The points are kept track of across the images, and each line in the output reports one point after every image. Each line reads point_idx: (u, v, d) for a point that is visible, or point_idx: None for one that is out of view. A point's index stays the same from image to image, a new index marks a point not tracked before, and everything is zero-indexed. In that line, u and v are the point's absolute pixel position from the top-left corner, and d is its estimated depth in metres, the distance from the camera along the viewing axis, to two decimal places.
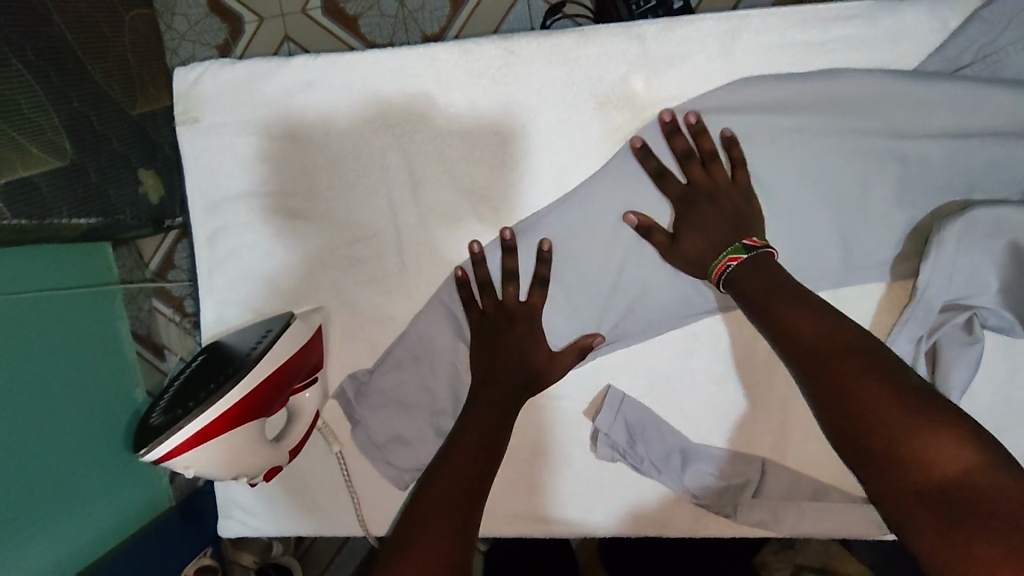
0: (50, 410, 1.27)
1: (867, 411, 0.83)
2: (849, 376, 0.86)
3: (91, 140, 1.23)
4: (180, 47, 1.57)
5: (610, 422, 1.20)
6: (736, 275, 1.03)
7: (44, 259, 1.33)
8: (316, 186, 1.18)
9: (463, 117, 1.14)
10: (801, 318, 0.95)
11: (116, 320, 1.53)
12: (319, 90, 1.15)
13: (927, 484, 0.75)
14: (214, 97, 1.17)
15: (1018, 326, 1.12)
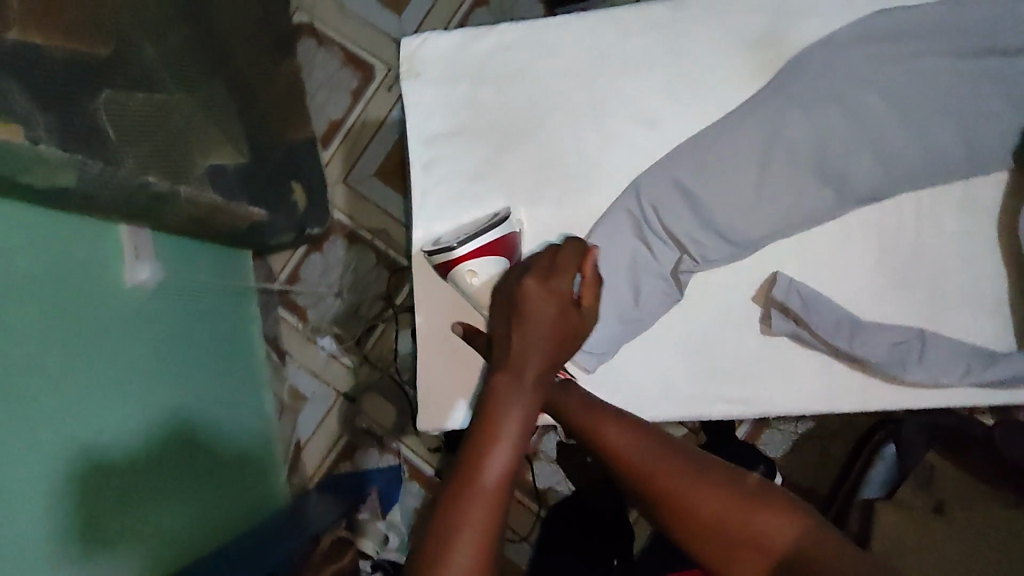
0: (201, 385, 1.40)
1: (725, 504, 0.76)
2: (662, 466, 0.80)
3: (263, 148, 1.46)
4: (319, 94, 1.83)
5: (786, 291, 1.09)
6: (565, 396, 0.96)
7: (207, 257, 1.52)
8: (512, 124, 1.15)
9: (641, 57, 1.13)
10: (616, 432, 0.87)
11: (254, 323, 1.68)
12: (518, 52, 1.16)
13: (764, 553, 0.73)
14: (435, 57, 1.17)
15: None
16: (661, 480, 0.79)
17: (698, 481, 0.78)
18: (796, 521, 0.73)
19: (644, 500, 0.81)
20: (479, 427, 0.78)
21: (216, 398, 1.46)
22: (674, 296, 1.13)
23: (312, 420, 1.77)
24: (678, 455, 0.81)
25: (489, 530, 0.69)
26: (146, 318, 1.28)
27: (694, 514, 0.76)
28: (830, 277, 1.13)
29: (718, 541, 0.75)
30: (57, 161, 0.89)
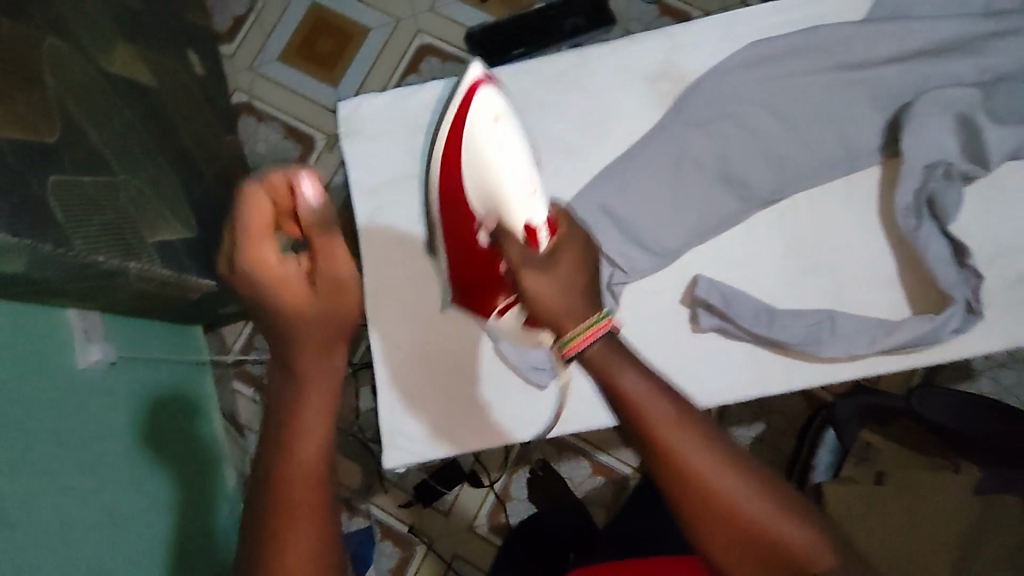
0: (162, 463, 1.38)
1: (746, 504, 0.78)
2: (685, 442, 0.79)
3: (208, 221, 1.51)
4: (262, 167, 1.90)
5: (708, 289, 1.20)
6: (601, 348, 0.84)
7: (162, 334, 1.54)
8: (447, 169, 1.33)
9: (555, 100, 1.32)
10: (633, 378, 0.82)
11: (210, 396, 1.67)
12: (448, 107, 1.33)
13: (764, 554, 0.78)
14: (369, 115, 1.38)
15: (986, 164, 1.21)
16: (681, 460, 0.79)
17: (722, 473, 0.79)
18: (803, 527, 0.78)
19: (653, 468, 0.81)
20: (275, 408, 0.80)
21: (179, 474, 1.44)
22: (617, 298, 1.24)
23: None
24: (704, 435, 0.80)
25: (326, 501, 0.76)
26: (104, 396, 1.27)
27: (706, 501, 0.79)
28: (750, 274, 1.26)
29: (725, 534, 0.79)
30: (6, 246, 0.91)
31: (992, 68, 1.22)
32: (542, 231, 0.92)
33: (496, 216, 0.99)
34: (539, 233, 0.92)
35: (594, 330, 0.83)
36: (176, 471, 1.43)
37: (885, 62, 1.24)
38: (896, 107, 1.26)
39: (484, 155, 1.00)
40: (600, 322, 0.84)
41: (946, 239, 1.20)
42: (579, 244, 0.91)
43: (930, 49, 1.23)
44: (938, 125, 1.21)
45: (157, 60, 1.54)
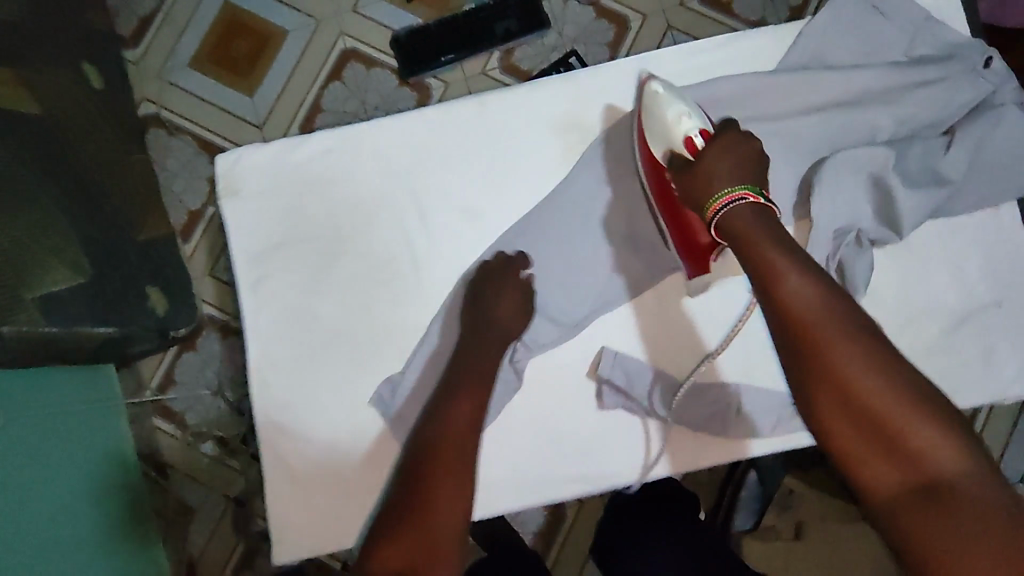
0: (68, 518, 1.28)
1: (885, 400, 0.94)
2: (845, 349, 0.99)
3: (111, 254, 1.39)
4: (174, 188, 1.75)
5: (611, 367, 1.27)
6: (740, 211, 1.13)
7: (73, 369, 1.42)
8: (308, 219, 1.29)
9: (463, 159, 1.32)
10: (798, 286, 1.06)
11: (124, 434, 1.58)
12: (350, 169, 1.30)
13: (904, 455, 0.91)
14: (260, 169, 1.30)
15: (900, 233, 1.26)
16: (838, 355, 0.99)
17: (867, 378, 0.96)
18: (954, 446, 0.90)
19: (803, 364, 1.01)
20: (468, 335, 1.23)
21: (89, 525, 1.35)
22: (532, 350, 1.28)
23: (201, 527, 1.66)
24: (871, 352, 0.98)
25: (481, 389, 1.16)
26: (12, 454, 1.17)
27: (846, 396, 0.96)
28: (654, 337, 1.31)
29: (880, 433, 0.93)
30: None
31: (913, 120, 1.27)
32: (696, 136, 1.19)
33: (667, 150, 1.22)
34: (694, 140, 1.19)
35: (730, 198, 1.14)
36: (84, 525, 1.33)
37: (797, 115, 1.28)
38: (811, 166, 1.29)
39: (665, 123, 1.22)
40: (739, 192, 1.13)
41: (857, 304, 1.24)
42: (737, 138, 1.19)
43: (866, 96, 1.29)
44: (858, 188, 1.26)
45: (48, 82, 1.38)
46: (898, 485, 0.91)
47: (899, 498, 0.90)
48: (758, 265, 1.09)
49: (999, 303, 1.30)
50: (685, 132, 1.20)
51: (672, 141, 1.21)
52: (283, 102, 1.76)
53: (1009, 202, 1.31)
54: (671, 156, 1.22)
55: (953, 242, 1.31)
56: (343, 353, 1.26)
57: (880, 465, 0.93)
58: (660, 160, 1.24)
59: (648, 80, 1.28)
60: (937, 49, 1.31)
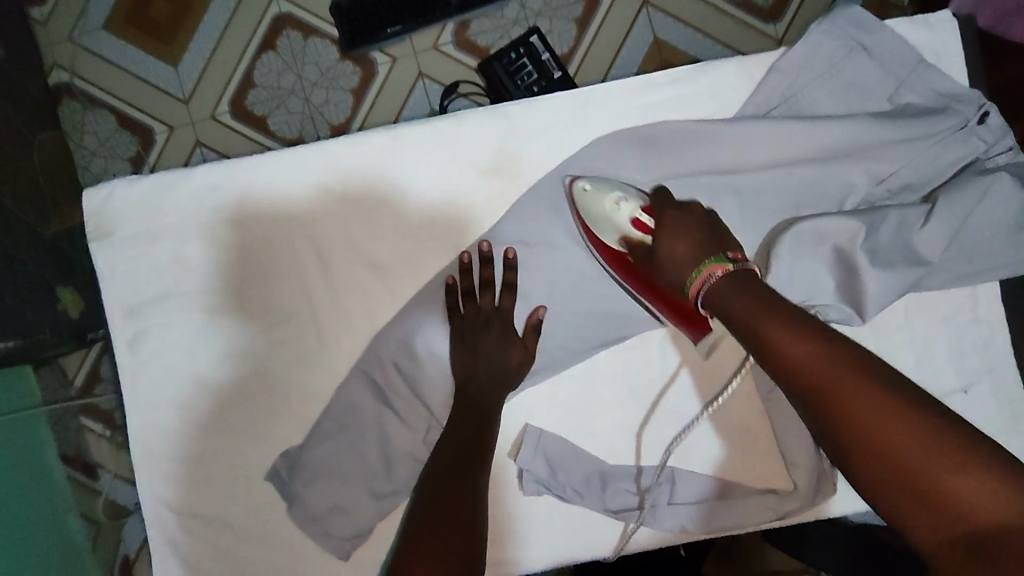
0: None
1: (888, 436, 0.50)
2: (832, 385, 0.54)
3: (19, 233, 0.89)
4: (94, 164, 1.08)
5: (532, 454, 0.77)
6: (722, 288, 0.63)
7: (28, 385, 1.02)
8: (227, 282, 0.79)
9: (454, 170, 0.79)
10: (799, 340, 0.57)
11: (42, 449, 1.03)
12: (268, 182, 0.78)
13: (948, 518, 0.46)
14: (132, 215, 0.78)
15: (864, 316, 0.73)
16: (839, 402, 0.53)
17: (884, 414, 0.51)
18: (995, 480, 0.46)
19: (807, 413, 0.56)
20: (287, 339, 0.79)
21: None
22: None
23: (140, 535, 1.13)
24: (852, 363, 0.55)
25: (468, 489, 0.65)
26: None
27: (868, 448, 0.51)
28: (613, 435, 0.79)
29: (896, 483, 0.49)
30: None
31: (889, 179, 0.75)
32: (643, 217, 0.72)
33: (621, 238, 0.73)
34: (642, 222, 0.72)
35: (706, 276, 0.65)
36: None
37: (763, 168, 0.75)
38: (770, 229, 0.76)
39: (602, 208, 0.73)
40: (705, 271, 0.65)
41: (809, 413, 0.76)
42: (685, 212, 0.70)
43: (868, 140, 0.74)
44: (812, 261, 0.73)
45: None
46: (944, 542, 0.46)
47: (955, 554, 0.45)
48: (749, 330, 0.60)
49: (966, 389, 0.77)
50: (628, 218, 0.72)
51: (620, 228, 0.72)
52: (212, 81, 1.08)
53: (991, 283, 0.77)
54: (631, 249, 0.73)
55: (915, 324, 0.77)
56: (219, 468, 0.79)
57: (922, 524, 0.47)
58: (621, 252, 0.74)
59: (568, 183, 0.76)
60: (926, 100, 0.75)
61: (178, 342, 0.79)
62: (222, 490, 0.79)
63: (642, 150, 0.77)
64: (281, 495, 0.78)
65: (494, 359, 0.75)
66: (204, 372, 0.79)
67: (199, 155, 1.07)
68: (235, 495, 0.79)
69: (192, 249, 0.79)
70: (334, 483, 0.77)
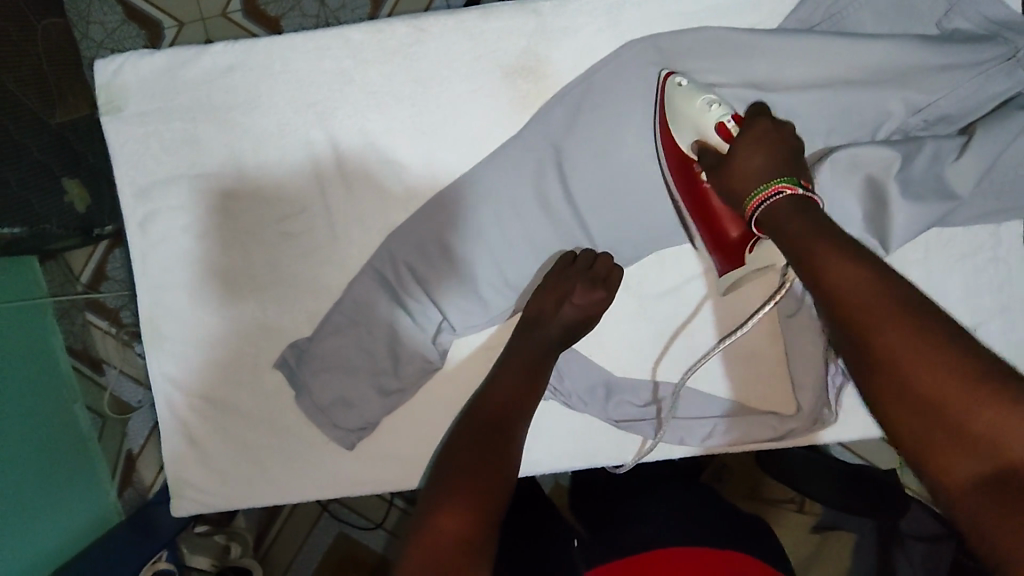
0: (27, 479, 0.87)
1: (945, 369, 0.47)
2: (871, 315, 0.51)
3: (26, 117, 0.86)
4: (100, 55, 1.03)
5: None
6: (781, 210, 0.62)
7: (32, 277, 1.00)
8: (243, 169, 0.77)
9: (480, 68, 0.76)
10: (849, 272, 0.54)
11: (51, 338, 1.03)
12: (289, 69, 0.76)
13: (978, 457, 0.44)
14: (146, 94, 0.77)
15: (888, 250, 0.73)
16: (878, 335, 0.50)
17: (933, 350, 0.48)
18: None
19: (842, 344, 0.53)
20: (310, 250, 0.78)
21: (51, 484, 0.92)
22: (434, 365, 0.79)
23: (146, 429, 1.14)
24: (897, 296, 0.51)
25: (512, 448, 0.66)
26: None
27: (900, 382, 0.48)
28: (621, 348, 0.80)
29: (934, 427, 0.46)
30: None
31: (927, 109, 0.73)
32: (728, 123, 0.69)
33: (696, 141, 0.71)
34: (726, 128, 0.68)
35: (771, 193, 0.63)
36: (51, 478, 0.93)
37: (799, 90, 0.73)
38: (800, 154, 0.75)
39: (692, 108, 0.70)
40: (773, 186, 0.63)
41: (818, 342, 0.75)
42: (777, 130, 0.67)
43: (909, 66, 0.72)
44: (841, 188, 0.72)
45: None
46: (967, 480, 0.44)
47: (972, 492, 0.44)
48: (798, 255, 0.58)
49: (975, 327, 0.78)
50: (714, 122, 0.69)
51: (701, 130, 0.70)
52: None
53: (1014, 223, 0.76)
54: (701, 153, 0.71)
55: (934, 261, 0.77)
56: (228, 354, 0.80)
57: (951, 462, 0.45)
58: (692, 156, 0.72)
59: (664, 76, 0.73)
60: (977, 27, 0.72)
61: (188, 227, 0.78)
62: (230, 375, 0.80)
63: (676, 61, 0.74)
64: (290, 383, 0.80)
65: (575, 316, 0.75)
66: (214, 261, 0.79)
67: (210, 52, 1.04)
68: (245, 382, 0.80)
69: (205, 132, 0.77)
70: (341, 376, 0.78)
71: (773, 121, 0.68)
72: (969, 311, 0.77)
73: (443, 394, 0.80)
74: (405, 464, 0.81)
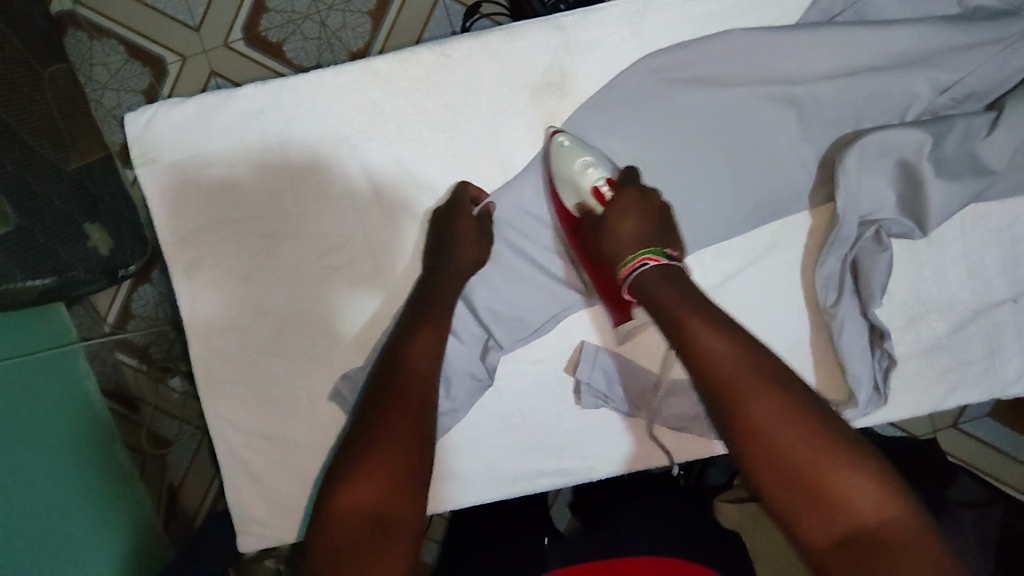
0: (83, 528, 0.88)
1: (793, 435, 0.55)
2: (744, 390, 0.58)
3: (49, 174, 0.86)
4: (105, 97, 1.03)
5: (590, 371, 0.79)
6: (650, 279, 0.67)
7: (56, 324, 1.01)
8: (278, 204, 0.78)
9: (506, 85, 0.76)
10: (719, 342, 0.61)
11: (83, 380, 1.03)
12: (315, 102, 0.77)
13: (828, 515, 0.53)
14: (176, 139, 0.77)
15: (925, 229, 0.73)
16: (749, 409, 0.57)
17: (795, 428, 0.56)
18: (878, 490, 0.52)
19: (719, 415, 0.59)
20: (354, 281, 0.79)
21: (103, 530, 0.93)
22: (485, 382, 0.79)
23: (186, 461, 1.15)
24: (768, 376, 0.58)
25: (417, 429, 0.62)
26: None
27: (764, 453, 0.56)
28: (669, 349, 0.81)
29: (794, 483, 0.54)
30: None
31: (954, 87, 0.73)
32: (603, 187, 0.72)
33: (578, 203, 0.74)
34: (601, 191, 0.72)
35: (636, 264, 0.68)
36: (105, 524, 0.94)
37: (825, 80, 0.73)
38: (833, 142, 0.76)
39: (568, 169, 0.73)
40: (638, 258, 0.68)
41: (864, 327, 0.75)
42: (647, 198, 0.72)
43: (935, 47, 0.72)
44: (874, 173, 0.73)
45: None
46: (821, 537, 0.52)
47: (831, 549, 0.52)
48: (667, 321, 0.64)
49: (1018, 297, 0.78)
50: (590, 184, 0.72)
51: (581, 192, 0.73)
52: (223, 6, 1.02)
53: None
54: (583, 214, 0.74)
55: (972, 236, 0.78)
56: (282, 389, 0.81)
57: (806, 521, 0.53)
58: (574, 215, 0.75)
59: (550, 134, 0.76)
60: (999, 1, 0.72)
61: (233, 270, 0.79)
62: (285, 409, 0.81)
63: (701, 61, 0.75)
64: (346, 413, 0.81)
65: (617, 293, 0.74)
66: (259, 301, 0.80)
67: (215, 85, 1.03)
68: (298, 415, 0.81)
69: (241, 174, 0.78)
70: None
71: (640, 198, 0.72)
72: (1012, 282, 0.78)
73: (496, 410, 0.81)
74: (462, 483, 0.81)
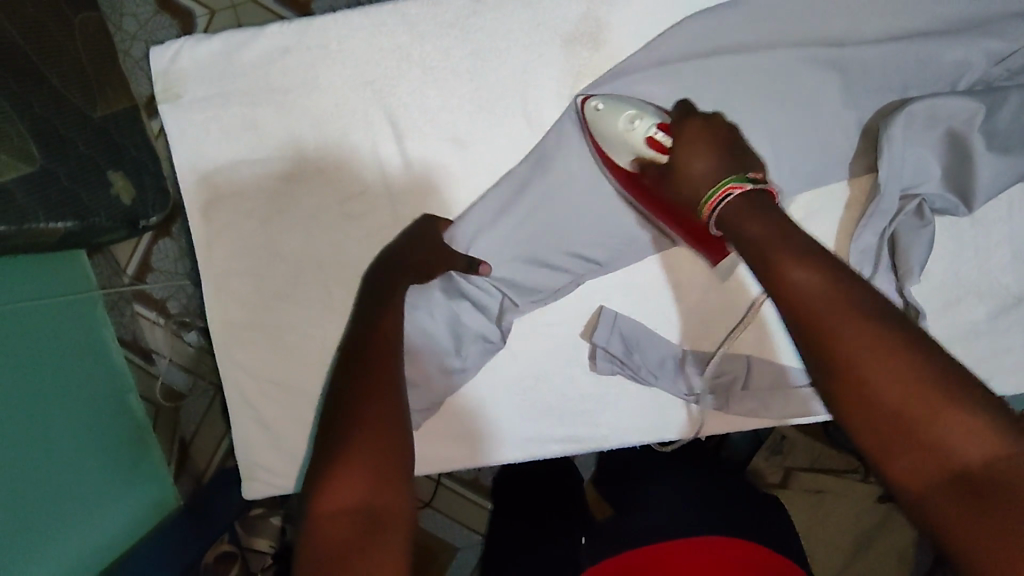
0: (89, 480, 0.86)
1: (893, 366, 0.45)
2: (831, 320, 0.48)
3: (76, 116, 0.85)
4: (134, 48, 1.00)
5: (609, 337, 0.77)
6: (733, 210, 0.60)
7: (77, 269, 0.98)
8: (301, 149, 0.77)
9: (536, 35, 0.74)
10: (803, 271, 0.52)
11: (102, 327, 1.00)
12: (342, 44, 0.75)
13: (928, 457, 0.42)
14: (201, 77, 0.76)
15: (969, 206, 0.70)
16: (843, 343, 0.47)
17: (893, 360, 0.45)
18: (993, 427, 0.41)
19: (803, 349, 0.50)
20: (373, 233, 0.78)
21: (108, 484, 0.90)
22: (497, 345, 0.78)
23: (197, 416, 1.13)
24: (861, 304, 0.49)
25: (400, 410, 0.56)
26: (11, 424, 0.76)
27: (857, 390, 0.46)
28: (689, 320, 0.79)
29: (890, 422, 0.44)
30: None
31: (1010, 58, 0.70)
32: (659, 135, 0.68)
33: (634, 159, 0.71)
34: (657, 140, 0.68)
35: (721, 197, 0.61)
36: (112, 478, 0.91)
37: (873, 43, 0.70)
38: (877, 110, 0.72)
39: (614, 130, 0.70)
40: (721, 189, 0.62)
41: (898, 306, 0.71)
42: (710, 127, 0.68)
43: (989, 14, 0.69)
44: (919, 144, 0.69)
45: None
46: (918, 479, 0.42)
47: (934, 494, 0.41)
48: (752, 250, 0.56)
49: None
50: (643, 139, 0.69)
51: (635, 148, 0.69)
52: None
53: None
54: (643, 168, 0.71)
55: (1017, 217, 0.74)
56: (296, 336, 0.80)
57: (901, 461, 0.43)
58: (633, 172, 0.72)
59: (580, 102, 0.73)
60: None
61: (253, 216, 0.78)
62: (298, 358, 0.80)
63: (743, 18, 0.71)
64: None
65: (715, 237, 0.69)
66: (278, 246, 0.78)
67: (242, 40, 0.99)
68: (310, 364, 0.80)
69: (264, 116, 0.76)
70: None
71: (713, 132, 0.68)
72: None
73: (509, 371, 0.80)
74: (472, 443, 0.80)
